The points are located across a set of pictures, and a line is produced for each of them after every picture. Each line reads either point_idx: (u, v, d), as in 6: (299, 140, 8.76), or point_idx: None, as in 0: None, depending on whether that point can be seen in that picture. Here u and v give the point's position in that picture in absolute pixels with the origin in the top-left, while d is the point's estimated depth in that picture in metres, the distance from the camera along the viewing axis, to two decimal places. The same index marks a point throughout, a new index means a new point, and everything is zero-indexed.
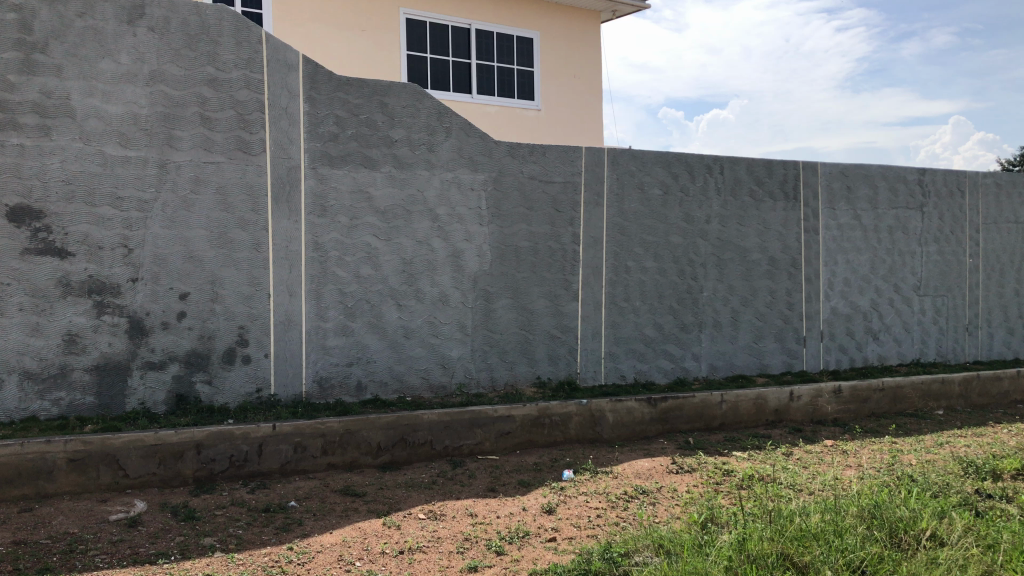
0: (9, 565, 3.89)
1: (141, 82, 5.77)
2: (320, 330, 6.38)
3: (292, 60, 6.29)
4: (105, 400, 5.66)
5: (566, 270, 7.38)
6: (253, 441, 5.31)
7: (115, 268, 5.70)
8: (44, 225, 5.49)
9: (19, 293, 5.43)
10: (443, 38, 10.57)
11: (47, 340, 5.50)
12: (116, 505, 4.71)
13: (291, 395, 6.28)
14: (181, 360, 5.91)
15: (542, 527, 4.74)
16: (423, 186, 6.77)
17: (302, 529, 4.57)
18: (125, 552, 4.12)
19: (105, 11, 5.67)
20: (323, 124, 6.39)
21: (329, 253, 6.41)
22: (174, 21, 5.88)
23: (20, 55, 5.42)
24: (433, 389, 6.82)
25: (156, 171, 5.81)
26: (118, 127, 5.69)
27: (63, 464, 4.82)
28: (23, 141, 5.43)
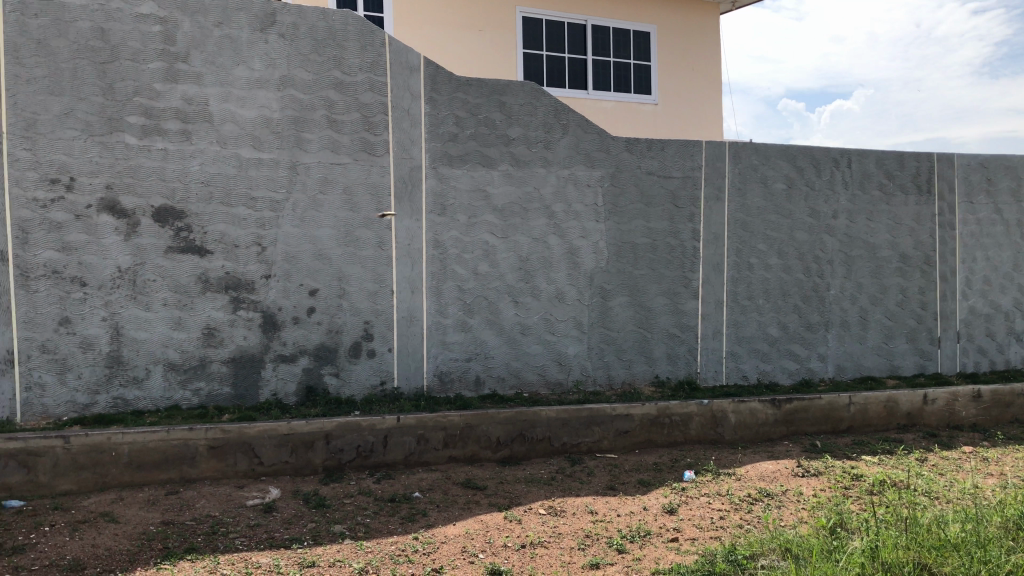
0: (158, 544, 4.15)
1: (273, 87, 6.03)
2: (440, 326, 6.52)
3: (414, 63, 6.44)
4: (240, 391, 5.96)
5: (685, 266, 7.28)
6: (378, 433, 5.47)
7: (250, 265, 5.97)
8: (185, 225, 5.80)
9: (164, 289, 5.76)
10: (558, 35, 10.59)
11: (188, 333, 5.83)
12: (253, 490, 4.95)
13: (414, 388, 6.44)
14: (311, 353, 6.15)
15: (663, 527, 4.70)
16: (541, 184, 6.81)
17: (426, 520, 4.68)
18: (262, 536, 4.33)
19: (240, 20, 5.94)
20: (443, 125, 6.52)
21: (449, 250, 6.54)
22: (303, 28, 6.11)
23: (164, 65, 5.75)
24: (550, 385, 6.85)
25: (287, 173, 6.06)
26: (252, 131, 5.97)
27: (204, 450, 5.09)
28: (167, 145, 5.75)
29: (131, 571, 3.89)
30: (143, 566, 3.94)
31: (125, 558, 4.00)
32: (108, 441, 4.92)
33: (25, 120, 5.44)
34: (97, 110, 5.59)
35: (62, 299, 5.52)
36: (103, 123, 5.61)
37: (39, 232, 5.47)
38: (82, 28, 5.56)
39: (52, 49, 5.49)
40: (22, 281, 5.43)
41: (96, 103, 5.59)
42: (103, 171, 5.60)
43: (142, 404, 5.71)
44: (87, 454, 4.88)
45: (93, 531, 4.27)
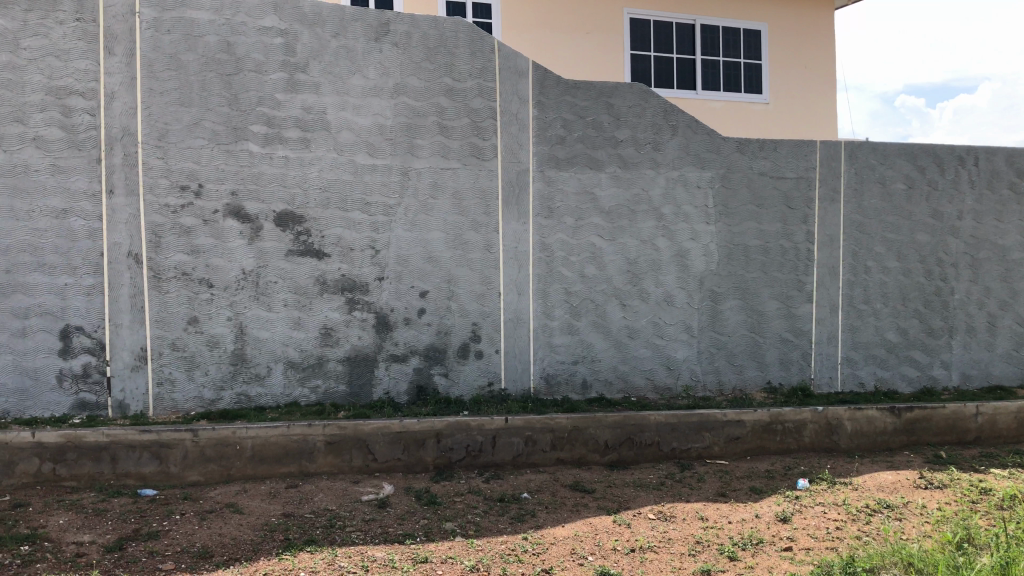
0: (280, 535, 4.33)
1: (387, 95, 6.20)
2: (547, 328, 6.57)
3: (523, 67, 6.50)
4: (355, 389, 6.15)
5: (798, 269, 7.10)
6: (488, 433, 5.55)
7: (364, 267, 6.15)
8: (304, 229, 6.03)
9: (284, 290, 6.00)
10: (666, 35, 10.49)
11: (307, 333, 6.05)
12: (367, 486, 5.11)
13: (522, 390, 6.50)
14: (422, 353, 6.29)
15: (777, 535, 4.60)
16: (649, 186, 6.76)
17: (536, 520, 4.72)
18: (377, 531, 4.46)
19: (356, 30, 6.14)
20: (551, 128, 6.56)
21: (556, 253, 6.58)
22: (415, 36, 6.26)
23: (285, 76, 6.00)
24: (658, 390, 6.79)
25: (400, 178, 6.22)
26: (367, 138, 6.16)
27: (321, 446, 5.28)
28: (287, 153, 6.00)
29: (256, 560, 4.07)
30: (266, 555, 4.11)
31: (250, 547, 4.19)
32: (233, 435, 5.16)
33: (159, 130, 5.77)
34: (223, 120, 5.88)
35: (191, 299, 5.82)
36: (229, 132, 5.89)
37: (171, 236, 5.79)
38: (210, 42, 5.86)
39: (182, 63, 5.81)
40: (155, 282, 5.76)
41: (223, 113, 5.88)
42: (228, 178, 5.89)
43: (263, 400, 5.96)
44: (213, 447, 5.13)
45: (220, 521, 4.49)
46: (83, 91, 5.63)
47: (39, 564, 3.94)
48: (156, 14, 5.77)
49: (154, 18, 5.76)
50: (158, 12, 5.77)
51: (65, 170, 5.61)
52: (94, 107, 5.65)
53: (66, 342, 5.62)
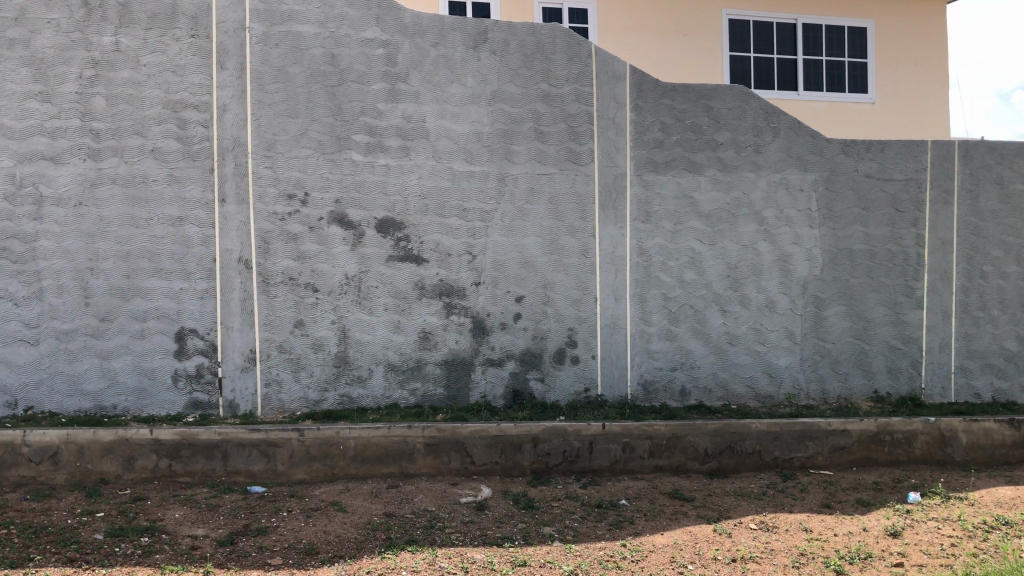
0: (382, 534, 4.43)
1: (484, 102, 6.28)
2: (645, 334, 6.51)
3: (620, 72, 6.48)
4: (452, 392, 6.23)
5: (907, 274, 6.84)
6: (585, 439, 5.54)
7: (461, 272, 6.24)
8: (404, 235, 6.16)
9: (384, 294, 6.14)
10: (767, 35, 10.26)
11: (406, 337, 6.17)
12: (466, 489, 5.17)
13: (618, 396, 6.47)
14: (518, 358, 6.33)
15: (886, 550, 4.45)
16: (750, 189, 6.63)
17: (634, 527, 4.69)
18: (476, 533, 4.51)
19: (454, 39, 6.25)
20: (649, 132, 6.51)
21: (654, 258, 6.52)
22: (512, 43, 6.33)
23: (386, 86, 6.14)
24: (759, 398, 6.65)
25: (496, 184, 6.29)
26: (465, 145, 6.24)
27: (421, 448, 5.38)
28: (388, 161, 6.13)
29: (359, 558, 4.18)
30: (369, 553, 4.22)
31: (353, 545, 4.31)
32: (336, 436, 5.31)
33: (267, 141, 5.99)
34: (328, 130, 6.06)
35: (297, 303, 6.02)
36: (333, 142, 6.07)
37: (278, 242, 6.00)
38: (315, 55, 6.06)
39: (289, 76, 6.02)
40: (264, 286, 5.98)
41: (327, 123, 6.06)
42: (332, 186, 6.06)
43: (365, 401, 6.11)
44: (318, 447, 5.29)
45: (325, 519, 4.63)
46: (198, 105, 5.91)
47: (158, 555, 4.14)
48: (265, 29, 6.00)
49: (263, 32, 6.00)
50: (267, 27, 6.00)
51: (181, 179, 5.88)
52: (207, 120, 5.91)
53: (181, 343, 5.90)
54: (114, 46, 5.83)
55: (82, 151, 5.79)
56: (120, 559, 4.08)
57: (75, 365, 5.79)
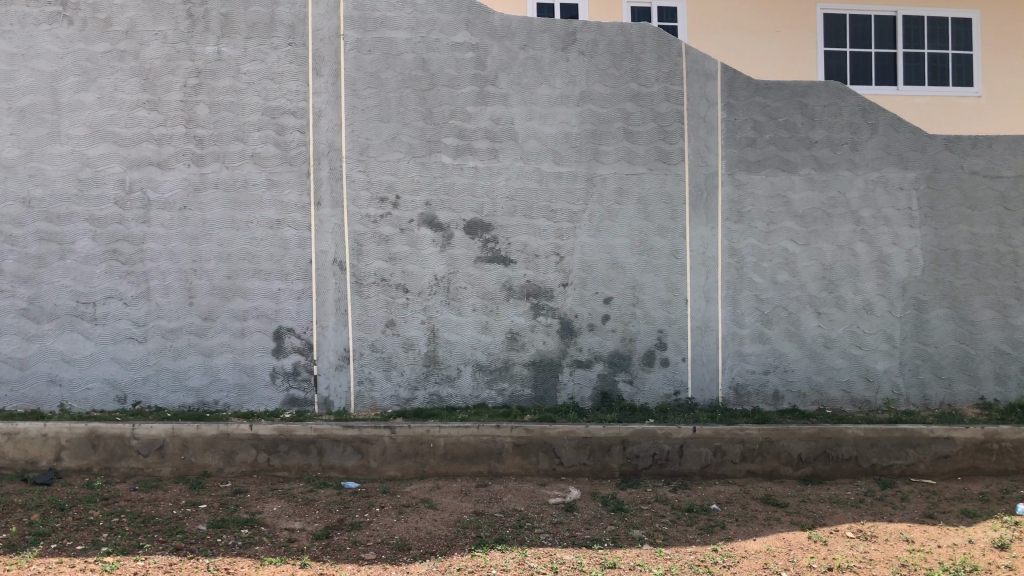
0: (472, 533, 4.48)
1: (573, 103, 6.28)
2: (736, 337, 6.40)
3: (711, 70, 6.38)
4: (540, 393, 6.25)
5: (1016, 275, 6.53)
6: (675, 442, 5.48)
7: (549, 274, 6.26)
8: (492, 236, 6.21)
9: (473, 295, 6.21)
10: (865, 30, 9.95)
11: (494, 337, 6.22)
12: (554, 489, 5.18)
13: (709, 399, 6.38)
14: (606, 360, 6.30)
15: (992, 563, 4.27)
16: (846, 188, 6.44)
17: (726, 532, 4.62)
18: (565, 534, 4.52)
19: (544, 41, 6.27)
20: (741, 130, 6.40)
21: (746, 259, 6.40)
22: (602, 44, 6.30)
23: (476, 89, 6.21)
24: (856, 403, 6.45)
25: (585, 185, 6.28)
26: (553, 146, 6.26)
27: (509, 448, 5.42)
28: (477, 163, 6.20)
29: (450, 555, 4.23)
30: (460, 551, 4.27)
31: (444, 542, 4.37)
32: (427, 434, 5.40)
33: (360, 145, 6.13)
34: (419, 134, 6.17)
35: (388, 304, 6.15)
36: (423, 145, 6.16)
37: (371, 244, 6.14)
38: (406, 60, 6.17)
39: (382, 81, 6.15)
40: (357, 287, 6.13)
41: (418, 127, 6.16)
42: (423, 189, 6.16)
43: (454, 401, 6.18)
44: (409, 444, 5.39)
45: (416, 516, 4.71)
46: (295, 111, 6.09)
47: (258, 546, 4.29)
48: (359, 36, 6.15)
49: (357, 39, 6.15)
50: (360, 33, 6.15)
51: (279, 183, 6.08)
52: (304, 125, 6.09)
53: (279, 342, 6.09)
54: (216, 55, 6.06)
55: (187, 157, 6.04)
56: (223, 549, 4.24)
57: (180, 362, 6.04)
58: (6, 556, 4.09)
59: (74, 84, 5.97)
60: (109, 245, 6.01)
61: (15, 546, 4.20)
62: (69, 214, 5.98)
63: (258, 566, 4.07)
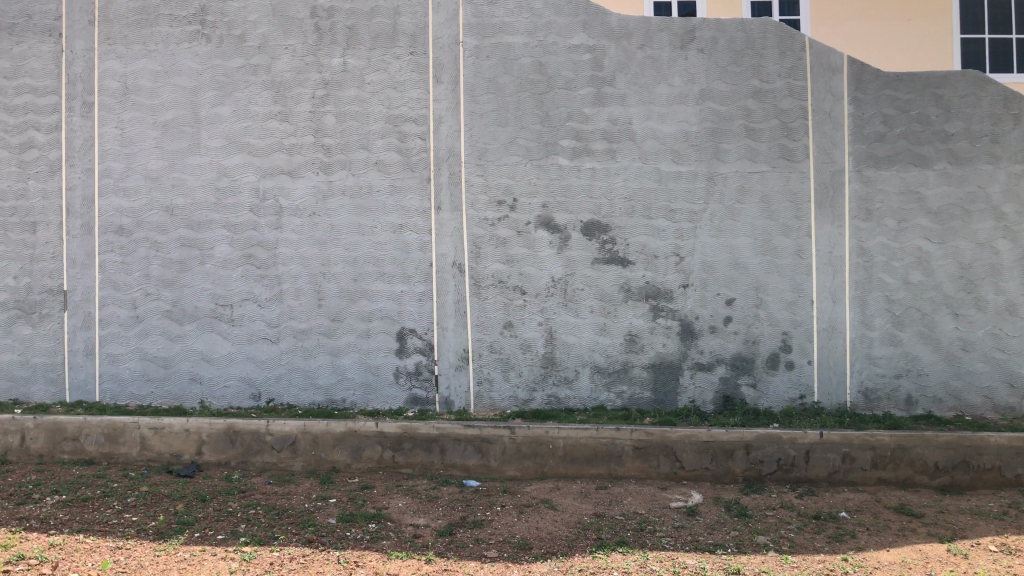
0: (593, 534, 4.50)
1: (692, 102, 6.20)
2: (866, 339, 6.17)
3: (837, 63, 6.16)
4: (660, 396, 6.19)
5: None
6: (800, 447, 5.33)
7: (669, 275, 6.19)
8: (610, 238, 6.20)
9: (591, 297, 6.21)
10: (1006, 14, 9.29)
11: (613, 339, 6.21)
12: (676, 493, 5.12)
13: (836, 403, 6.16)
14: (728, 362, 6.18)
15: None
16: (986, 182, 6.11)
17: (856, 541, 4.47)
18: (687, 538, 4.47)
19: (662, 40, 6.22)
20: (869, 125, 6.16)
21: (875, 258, 6.16)
22: (721, 41, 6.19)
23: (593, 90, 6.21)
24: (998, 410, 6.10)
25: (705, 184, 6.18)
26: (672, 145, 6.19)
27: (629, 450, 5.40)
28: (595, 165, 6.20)
29: (571, 555, 4.26)
30: (581, 552, 4.29)
31: (564, 543, 4.40)
32: (546, 435, 5.44)
33: (479, 149, 6.24)
34: (536, 137, 6.22)
35: (507, 305, 6.22)
36: (541, 148, 6.21)
37: (489, 247, 6.24)
38: (524, 64, 6.24)
39: (500, 86, 6.24)
40: (476, 289, 6.24)
41: (535, 130, 6.22)
42: (540, 191, 6.21)
43: (573, 402, 6.20)
44: (529, 444, 5.45)
45: (537, 516, 4.75)
46: (416, 118, 6.26)
47: (385, 541, 4.42)
48: (478, 42, 6.26)
49: (475, 45, 6.26)
50: (479, 40, 6.26)
51: (401, 189, 6.26)
52: (425, 132, 6.25)
53: (402, 342, 6.27)
54: (342, 67, 6.29)
55: (315, 165, 6.29)
56: (352, 542, 4.40)
57: (309, 362, 6.30)
58: (155, 542, 4.37)
59: (212, 98, 6.33)
60: (245, 250, 6.33)
61: (163, 533, 4.48)
62: (208, 221, 6.33)
63: (386, 559, 4.21)
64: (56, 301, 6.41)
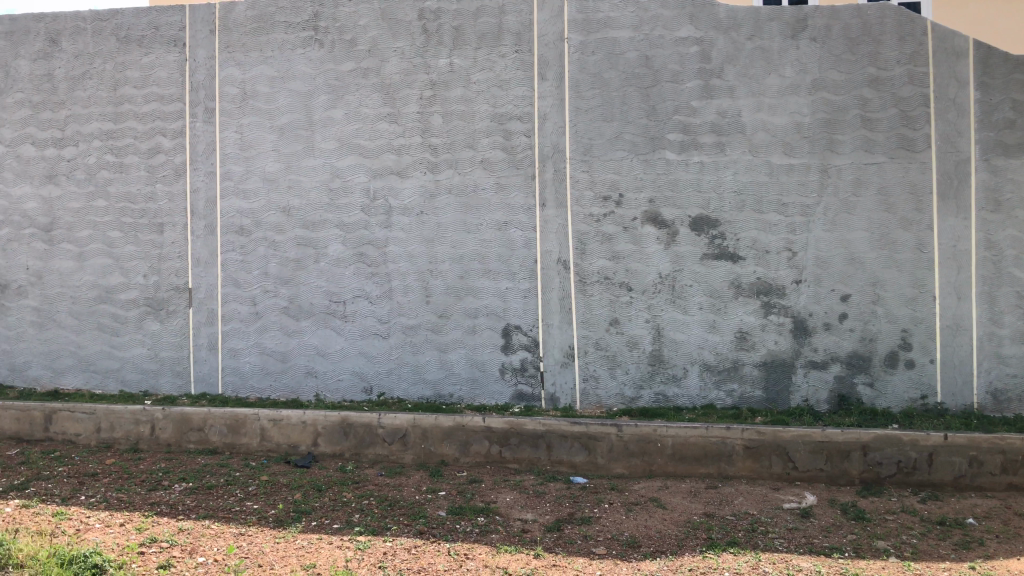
0: (703, 534, 4.43)
1: (805, 92, 6.01)
2: (994, 337, 5.86)
3: (961, 47, 5.87)
4: (772, 395, 6.05)
5: None
6: (922, 449, 5.11)
7: (781, 270, 6.03)
8: (719, 233, 6.09)
9: (699, 293, 6.12)
10: None
11: (722, 337, 6.10)
12: (789, 494, 5.00)
13: (961, 405, 5.88)
14: (844, 361, 5.98)
15: None
16: None
17: (984, 550, 4.25)
18: (801, 541, 4.35)
19: (772, 29, 6.05)
20: (997, 111, 5.84)
21: (1005, 252, 5.84)
22: (836, 28, 5.99)
23: (701, 83, 6.11)
24: None
25: (819, 177, 5.99)
26: (784, 137, 6.03)
27: (740, 450, 5.30)
28: (703, 158, 6.10)
29: (681, 554, 4.21)
30: (691, 552, 4.23)
31: (674, 542, 4.35)
32: (654, 433, 5.39)
33: (584, 146, 6.23)
34: (642, 132, 6.16)
35: (613, 302, 6.20)
36: (647, 142, 6.16)
37: (595, 243, 6.22)
38: (630, 58, 6.19)
39: (605, 81, 6.21)
40: (581, 286, 6.24)
41: (642, 124, 6.16)
42: (647, 186, 6.15)
43: (681, 400, 6.13)
44: (636, 442, 5.41)
45: (646, 514, 4.72)
46: (521, 116, 6.30)
47: (493, 535, 4.48)
48: (583, 38, 6.25)
49: (581, 41, 6.25)
50: (584, 36, 6.25)
51: (507, 187, 6.31)
52: (530, 129, 6.28)
53: (508, 339, 6.32)
54: (449, 67, 6.39)
55: (423, 165, 6.41)
56: (461, 534, 4.47)
57: (418, 357, 6.44)
58: (275, 530, 4.55)
59: (325, 101, 6.54)
60: (357, 249, 6.51)
61: (282, 521, 4.66)
62: (322, 221, 6.55)
63: (495, 552, 4.25)
64: (182, 298, 6.76)
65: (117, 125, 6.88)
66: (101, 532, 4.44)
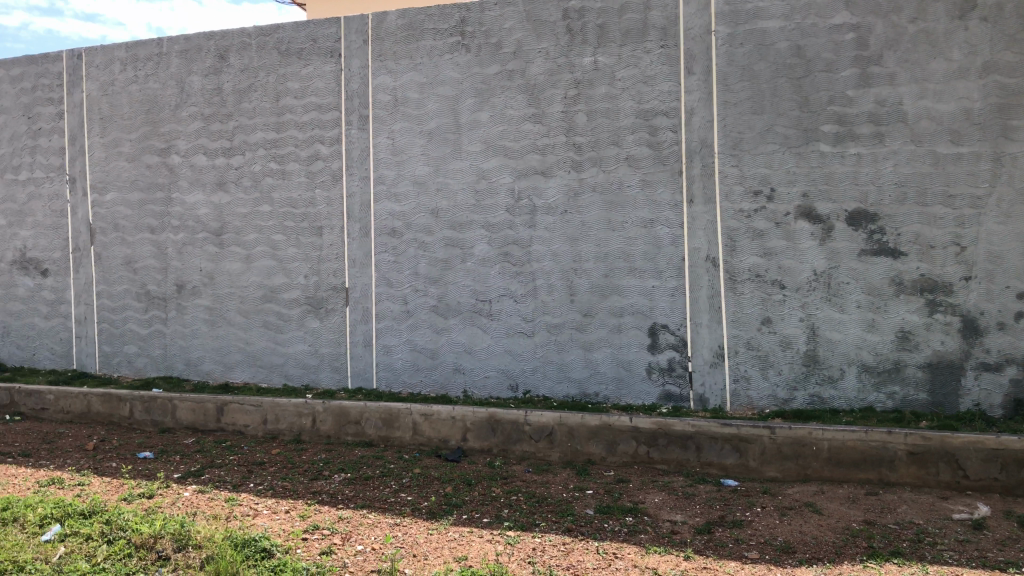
0: (864, 542, 4.24)
1: (974, 76, 5.64)
2: None
3: None
4: (938, 398, 5.71)
5: None
6: None
7: (948, 267, 5.68)
8: (878, 227, 5.81)
9: (858, 291, 5.85)
10: None
11: (883, 336, 5.82)
12: (959, 504, 4.71)
13: None
14: (1020, 363, 5.58)
15: None
16: None
17: None
18: (973, 554, 4.09)
19: (937, 11, 5.70)
20: None
21: None
22: (1009, 6, 5.58)
23: (857, 71, 5.84)
24: None
25: (991, 165, 5.61)
26: (951, 124, 5.68)
27: (903, 455, 5.03)
28: (861, 150, 5.83)
29: (839, 562, 4.04)
30: (851, 560, 4.06)
31: (832, 549, 4.19)
32: (810, 436, 5.20)
33: (734, 140, 6.09)
34: (795, 123, 5.95)
35: (764, 300, 6.03)
36: (800, 135, 5.94)
37: (745, 240, 6.07)
38: (781, 48, 5.99)
39: (755, 73, 6.04)
40: (731, 284, 6.10)
41: (794, 116, 5.95)
42: (800, 180, 5.94)
43: (838, 402, 5.89)
44: (791, 445, 5.24)
45: (801, 519, 4.57)
46: (667, 111, 6.22)
47: (642, 535, 4.45)
48: (730, 30, 6.09)
49: (728, 33, 6.10)
50: (732, 27, 6.09)
51: (653, 184, 6.25)
52: (677, 125, 6.19)
53: (655, 338, 6.26)
54: (593, 65, 6.39)
55: (568, 164, 6.45)
56: (610, 533, 4.47)
57: (564, 355, 6.48)
58: (428, 521, 4.70)
59: (472, 104, 6.68)
60: (503, 248, 6.62)
61: (435, 513, 4.81)
62: (469, 222, 6.70)
63: (644, 553, 4.22)
64: (339, 297, 7.08)
65: (279, 134, 7.28)
66: (269, 517, 4.73)
